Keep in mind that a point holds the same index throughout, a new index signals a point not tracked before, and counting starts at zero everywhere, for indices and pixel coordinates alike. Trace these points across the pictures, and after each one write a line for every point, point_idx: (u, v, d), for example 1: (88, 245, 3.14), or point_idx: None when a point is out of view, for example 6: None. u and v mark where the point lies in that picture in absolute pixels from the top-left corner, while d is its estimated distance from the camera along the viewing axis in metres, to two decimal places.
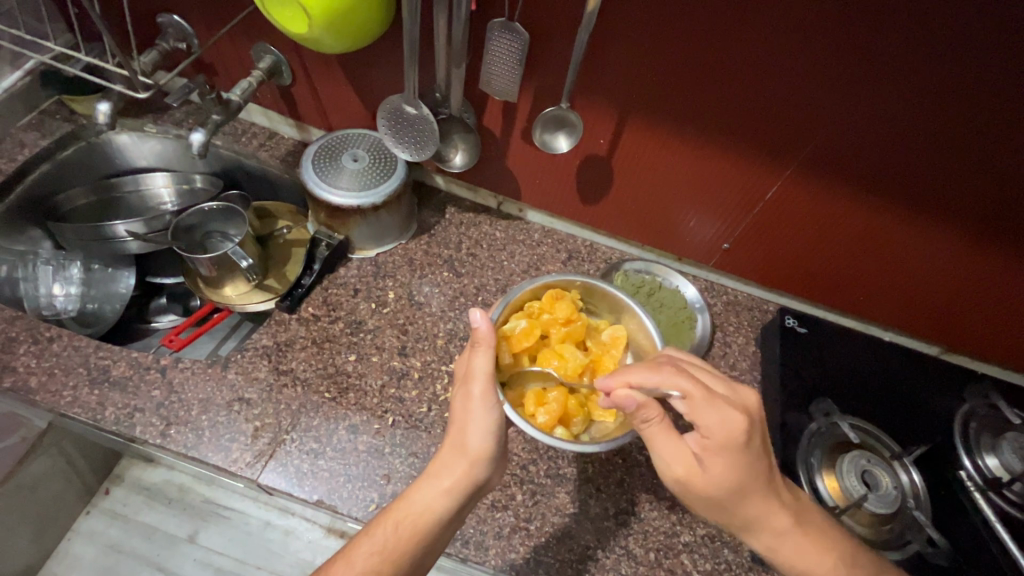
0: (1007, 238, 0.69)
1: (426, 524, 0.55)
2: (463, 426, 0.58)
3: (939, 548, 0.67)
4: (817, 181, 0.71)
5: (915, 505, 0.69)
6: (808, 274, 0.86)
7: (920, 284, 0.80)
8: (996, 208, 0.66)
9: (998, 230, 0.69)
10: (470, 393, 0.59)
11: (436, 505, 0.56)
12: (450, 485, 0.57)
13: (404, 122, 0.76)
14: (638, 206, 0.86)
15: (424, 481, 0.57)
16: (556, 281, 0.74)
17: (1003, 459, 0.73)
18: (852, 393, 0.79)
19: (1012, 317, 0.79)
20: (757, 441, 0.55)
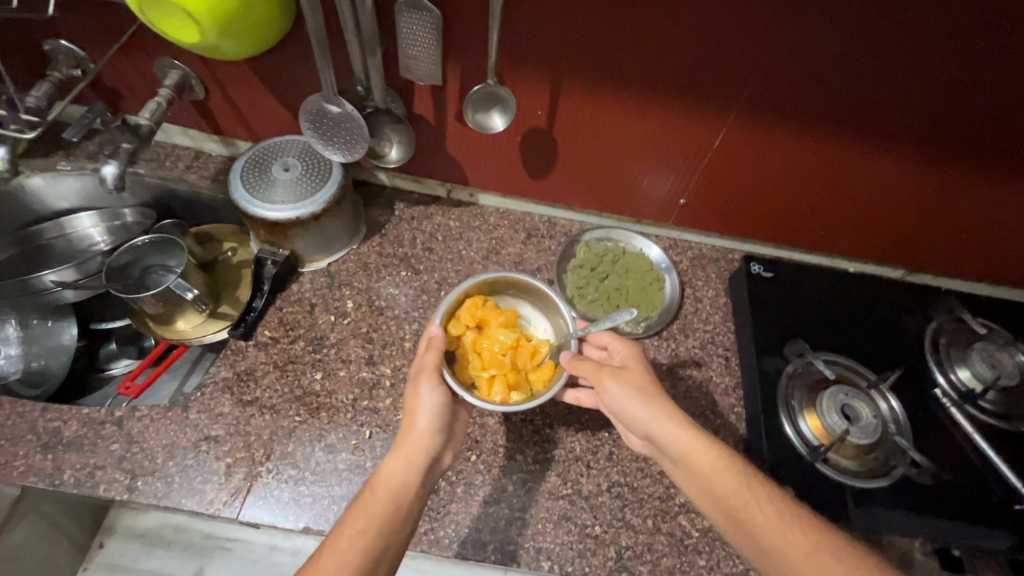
0: (959, 155, 0.69)
1: (399, 490, 0.55)
2: (413, 410, 0.60)
3: (924, 469, 0.68)
4: (767, 124, 0.70)
5: (895, 430, 0.70)
6: (770, 217, 0.85)
7: (877, 210, 0.80)
8: (946, 126, 0.66)
9: (950, 148, 0.68)
10: (420, 380, 0.61)
11: (400, 478, 0.56)
12: (413, 453, 0.58)
13: (330, 123, 0.71)
14: (588, 173, 0.83)
15: (393, 454, 0.58)
16: (472, 284, 0.68)
17: (974, 370, 0.74)
18: (824, 328, 0.79)
19: (970, 231, 0.80)
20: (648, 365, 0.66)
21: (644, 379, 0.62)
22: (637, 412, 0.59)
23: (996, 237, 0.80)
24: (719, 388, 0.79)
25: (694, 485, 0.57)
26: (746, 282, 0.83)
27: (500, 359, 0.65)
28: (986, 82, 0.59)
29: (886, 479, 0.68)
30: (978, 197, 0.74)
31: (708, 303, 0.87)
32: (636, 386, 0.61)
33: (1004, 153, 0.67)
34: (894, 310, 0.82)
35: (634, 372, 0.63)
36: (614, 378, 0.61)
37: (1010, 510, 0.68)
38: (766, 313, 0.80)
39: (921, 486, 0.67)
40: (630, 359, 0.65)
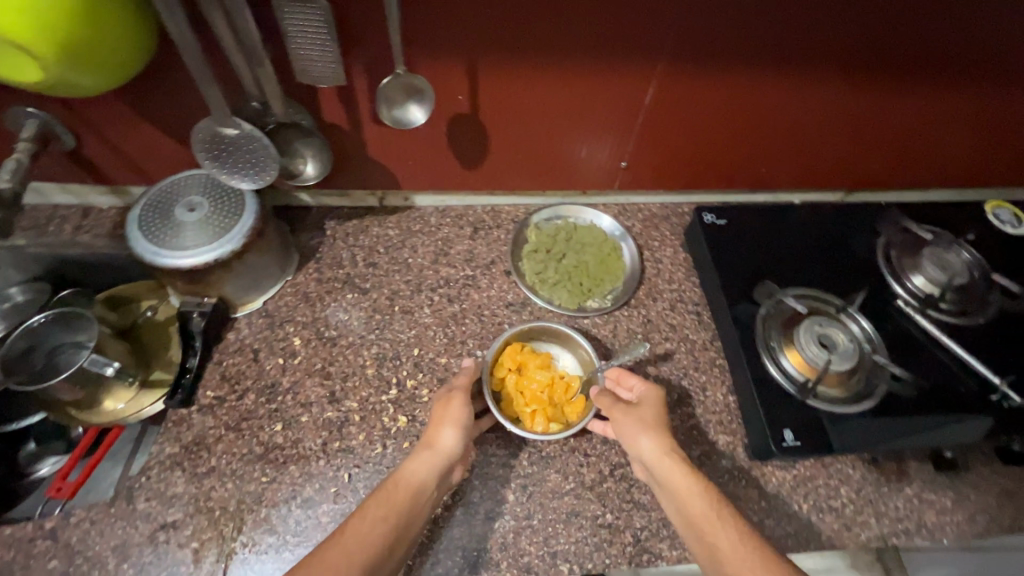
0: (884, 70, 0.69)
1: (417, 491, 0.56)
2: (439, 423, 0.61)
3: (904, 381, 0.69)
4: (699, 70, 0.67)
5: (871, 349, 0.71)
6: (713, 163, 0.84)
7: (811, 139, 0.80)
8: (871, 43, 0.65)
9: (876, 64, 0.68)
10: (450, 402, 0.62)
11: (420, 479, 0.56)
12: (436, 457, 0.58)
13: (230, 149, 0.63)
14: (524, 153, 0.79)
15: (417, 454, 0.59)
16: (513, 334, 0.71)
17: (928, 275, 0.76)
18: (788, 263, 0.78)
19: (900, 142, 0.82)
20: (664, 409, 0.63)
21: (655, 418, 0.62)
22: (639, 444, 0.60)
23: (923, 144, 0.82)
24: (697, 344, 0.78)
25: (675, 513, 0.56)
26: (702, 233, 0.81)
27: (539, 395, 0.67)
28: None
29: (874, 399, 0.68)
30: (904, 108, 0.76)
31: (669, 262, 0.85)
32: (640, 423, 0.61)
33: (925, 61, 0.68)
34: (848, 231, 0.82)
35: (645, 411, 0.62)
36: (623, 416, 0.63)
37: (985, 401, 0.70)
38: (730, 260, 0.78)
39: (905, 398, 0.69)
40: (648, 400, 0.64)
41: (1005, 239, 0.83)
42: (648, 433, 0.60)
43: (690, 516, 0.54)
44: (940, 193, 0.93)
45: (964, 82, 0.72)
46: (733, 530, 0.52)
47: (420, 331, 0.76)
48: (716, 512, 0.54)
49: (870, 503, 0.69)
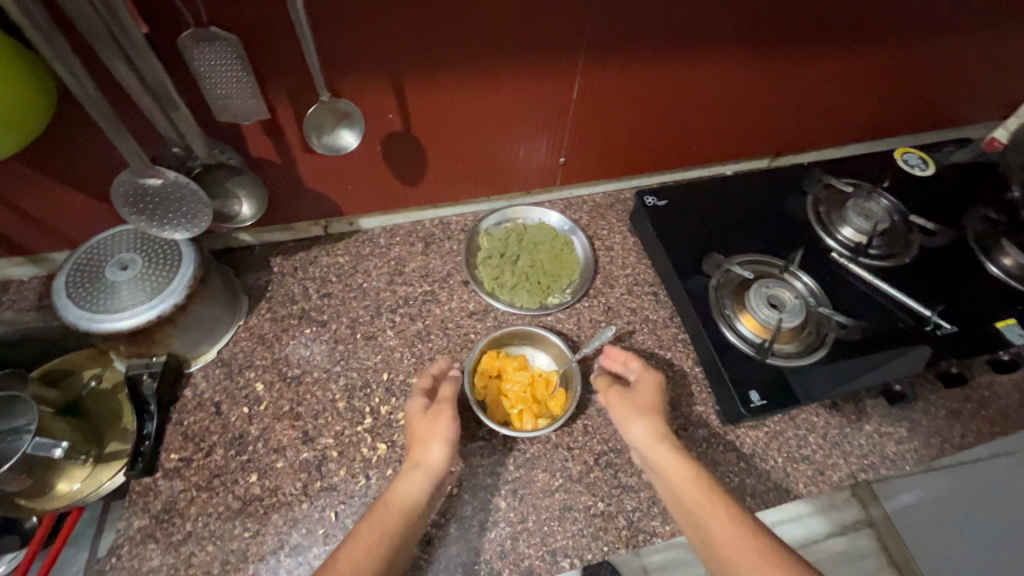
0: (789, 38, 0.74)
1: (409, 508, 0.55)
2: (425, 438, 0.60)
3: (849, 327, 0.74)
4: (622, 56, 0.69)
5: (815, 302, 0.76)
6: (648, 146, 0.87)
7: (733, 112, 0.84)
8: (770, 16, 0.70)
9: (780, 33, 0.73)
10: (436, 415, 0.62)
11: (411, 497, 0.56)
12: (427, 474, 0.58)
13: (157, 200, 0.60)
14: (463, 162, 0.79)
15: (407, 471, 0.58)
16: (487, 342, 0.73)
17: (855, 226, 0.82)
18: (730, 232, 0.82)
19: (813, 104, 0.87)
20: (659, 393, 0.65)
21: (650, 401, 0.64)
22: (632, 430, 0.62)
23: (834, 103, 0.88)
24: (659, 323, 0.81)
25: (666, 492, 0.58)
26: (646, 216, 0.83)
27: (523, 395, 0.69)
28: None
29: (825, 347, 0.73)
30: (812, 71, 0.81)
31: (619, 248, 0.88)
32: (634, 410, 0.63)
33: (823, 25, 0.73)
34: (779, 193, 0.87)
35: (641, 398, 0.64)
36: (617, 398, 0.65)
37: (922, 333, 0.75)
38: (676, 238, 0.81)
39: (853, 343, 0.73)
40: (646, 383, 0.66)
41: (916, 181, 0.90)
42: (640, 418, 0.62)
43: (680, 496, 0.56)
44: (856, 147, 0.99)
45: (860, 40, 0.77)
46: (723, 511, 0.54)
47: (387, 354, 0.75)
48: (709, 494, 0.55)
49: (837, 445, 0.73)
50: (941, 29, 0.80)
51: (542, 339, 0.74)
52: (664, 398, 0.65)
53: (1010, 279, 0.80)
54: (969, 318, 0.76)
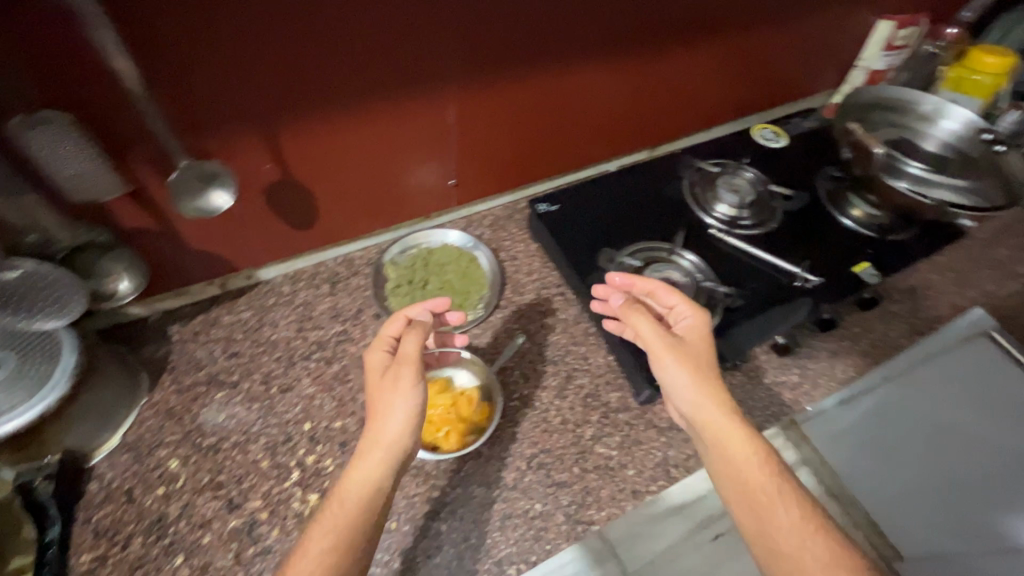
0: (637, 42, 0.81)
1: (373, 497, 0.54)
2: (384, 413, 0.57)
3: (733, 295, 0.81)
4: (490, 73, 0.73)
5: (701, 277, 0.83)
6: (536, 154, 0.91)
7: (606, 114, 0.90)
8: (615, 26, 0.76)
9: (628, 40, 0.79)
10: (397, 381, 0.59)
11: (375, 481, 0.55)
12: (391, 454, 0.56)
13: (19, 295, 0.57)
14: (356, 199, 0.80)
15: (364, 453, 0.56)
16: None
17: (725, 202, 0.90)
18: (620, 224, 0.88)
19: (675, 97, 0.95)
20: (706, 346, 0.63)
21: (707, 360, 0.62)
22: (685, 388, 0.60)
23: (693, 94, 0.97)
24: (570, 321, 0.84)
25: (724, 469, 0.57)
26: (541, 222, 0.88)
27: (448, 417, 0.70)
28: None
29: (717, 317, 0.79)
30: (668, 66, 0.88)
31: (524, 256, 0.91)
32: (693, 364, 0.61)
33: (663, 27, 0.81)
34: (659, 181, 0.94)
35: (695, 350, 0.62)
36: (671, 348, 0.62)
37: (792, 288, 0.83)
38: (571, 237, 0.86)
39: (739, 308, 0.80)
40: (694, 333, 0.64)
41: (772, 153, 1.00)
42: (706, 384, 0.60)
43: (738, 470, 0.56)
44: (724, 130, 1.08)
45: (701, 32, 0.86)
46: (794, 508, 0.53)
47: (307, 402, 0.74)
48: (776, 478, 0.55)
49: (741, 401, 0.80)
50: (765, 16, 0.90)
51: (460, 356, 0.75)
52: (714, 351, 0.64)
53: (861, 227, 0.91)
54: (829, 268, 0.86)
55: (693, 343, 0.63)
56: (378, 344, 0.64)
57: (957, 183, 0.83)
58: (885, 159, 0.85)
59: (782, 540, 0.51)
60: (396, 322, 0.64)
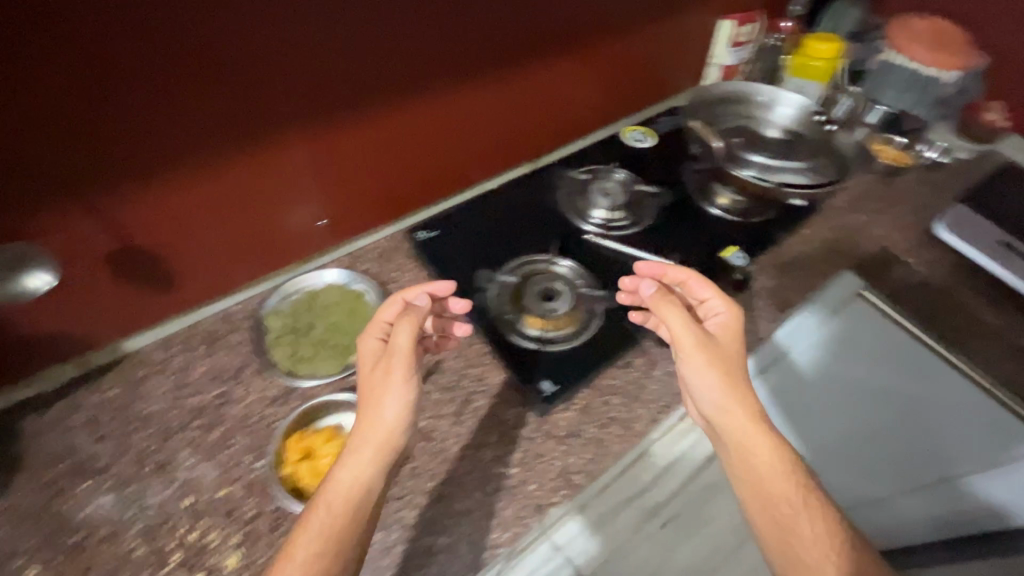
0: (482, 65, 0.84)
1: (361, 494, 0.57)
2: (378, 401, 0.62)
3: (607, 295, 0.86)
4: (344, 107, 0.74)
5: (577, 283, 0.86)
6: (416, 181, 0.91)
7: (475, 135, 0.92)
8: (454, 52, 0.79)
9: (472, 63, 0.82)
10: (392, 368, 0.63)
11: (365, 479, 0.58)
12: (382, 452, 0.59)
13: None
14: (223, 254, 0.78)
15: (356, 447, 0.59)
16: (290, 426, 0.73)
17: (598, 207, 0.94)
18: (498, 240, 0.90)
19: (539, 110, 0.98)
20: (735, 344, 0.68)
21: (734, 360, 0.66)
22: (713, 384, 0.64)
23: (556, 105, 1.01)
24: (464, 344, 0.84)
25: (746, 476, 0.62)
26: (422, 250, 0.90)
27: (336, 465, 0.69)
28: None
29: (594, 318, 0.84)
30: (525, 81, 0.92)
31: (413, 284, 0.90)
32: (723, 360, 0.65)
33: (503, 48, 0.84)
34: (533, 193, 0.97)
35: (728, 348, 0.67)
36: (705, 340, 0.66)
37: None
38: (451, 261, 0.88)
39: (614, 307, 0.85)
40: (727, 330, 0.68)
41: (642, 153, 1.05)
42: (734, 387, 0.64)
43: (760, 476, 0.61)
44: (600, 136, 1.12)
45: (546, 47, 0.90)
46: (819, 524, 0.59)
47: (187, 477, 0.69)
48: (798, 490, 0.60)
49: (636, 396, 0.81)
50: (609, 27, 0.97)
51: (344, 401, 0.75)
52: (742, 349, 0.68)
53: (728, 214, 0.97)
54: (700, 257, 0.91)
55: (725, 339, 0.68)
56: (373, 327, 0.68)
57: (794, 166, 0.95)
58: (726, 152, 1.01)
59: (807, 553, 0.57)
60: (394, 304, 0.69)
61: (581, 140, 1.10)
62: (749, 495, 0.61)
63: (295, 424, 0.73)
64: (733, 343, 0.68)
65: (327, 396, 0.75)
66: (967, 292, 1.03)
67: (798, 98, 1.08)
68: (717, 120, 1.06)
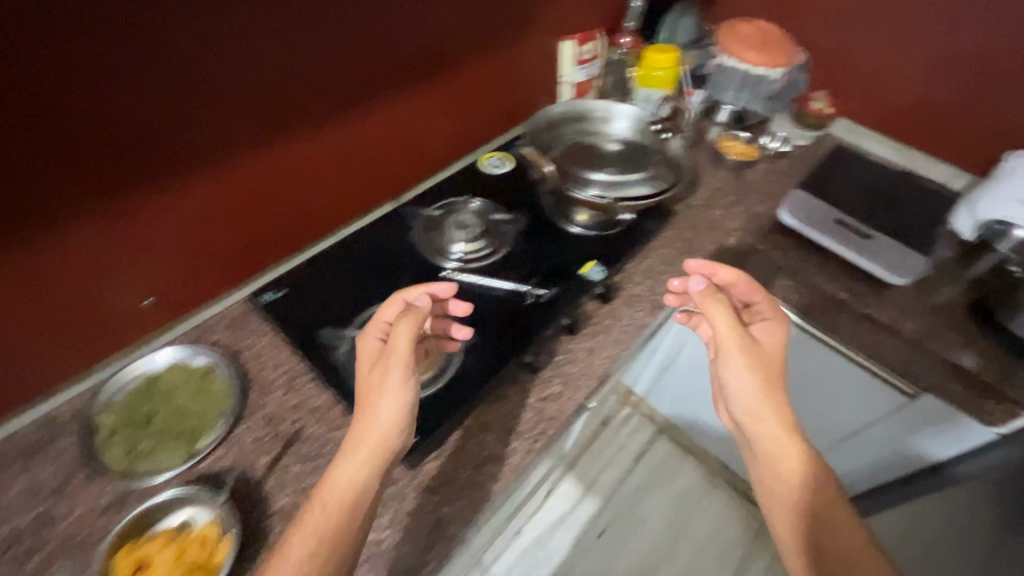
0: (314, 116, 0.84)
1: (354, 493, 0.63)
2: (376, 402, 0.67)
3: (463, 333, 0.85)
4: (213, 155, 0.75)
5: None
6: (300, 220, 0.93)
7: (320, 183, 0.92)
8: (278, 109, 0.79)
9: (302, 116, 0.82)
10: (389, 367, 0.68)
11: (360, 478, 0.64)
12: (378, 453, 0.65)
13: None
14: (41, 349, 0.72)
15: (354, 447, 0.65)
16: (119, 538, 0.64)
17: (456, 241, 0.93)
18: (352, 291, 0.89)
19: (387, 151, 0.99)
20: (782, 357, 0.83)
21: (774, 367, 0.81)
22: (748, 385, 0.79)
23: (405, 144, 1.01)
24: (325, 407, 0.79)
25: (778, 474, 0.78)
26: (268, 312, 0.87)
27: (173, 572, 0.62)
28: (323, 35, 0.78)
29: (451, 360, 0.82)
30: (386, 118, 0.95)
31: (268, 349, 0.85)
32: (763, 366, 0.80)
33: (334, 97, 0.85)
34: (386, 237, 0.97)
35: (768, 355, 0.82)
36: (744, 348, 0.80)
37: (527, 307, 0.88)
38: (302, 321, 0.85)
39: (472, 344, 0.85)
40: (774, 346, 0.83)
41: (497, 180, 1.07)
42: (768, 391, 0.79)
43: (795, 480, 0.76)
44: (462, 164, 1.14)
45: (382, 92, 0.91)
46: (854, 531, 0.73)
47: None
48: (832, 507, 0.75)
49: (508, 428, 0.80)
50: (446, 64, 0.98)
51: (185, 496, 0.68)
52: (781, 359, 0.83)
53: (588, 230, 1.00)
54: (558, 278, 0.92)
55: (769, 351, 0.83)
56: (373, 327, 0.73)
57: (637, 177, 0.94)
58: (561, 177, 0.94)
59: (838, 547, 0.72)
60: (394, 305, 0.74)
61: (437, 175, 1.11)
62: (784, 500, 0.77)
63: (125, 533, 0.65)
64: (776, 357, 0.82)
65: (166, 493, 0.67)
66: (815, 269, 1.10)
67: (633, 110, 1.03)
68: (551, 143, 1.00)
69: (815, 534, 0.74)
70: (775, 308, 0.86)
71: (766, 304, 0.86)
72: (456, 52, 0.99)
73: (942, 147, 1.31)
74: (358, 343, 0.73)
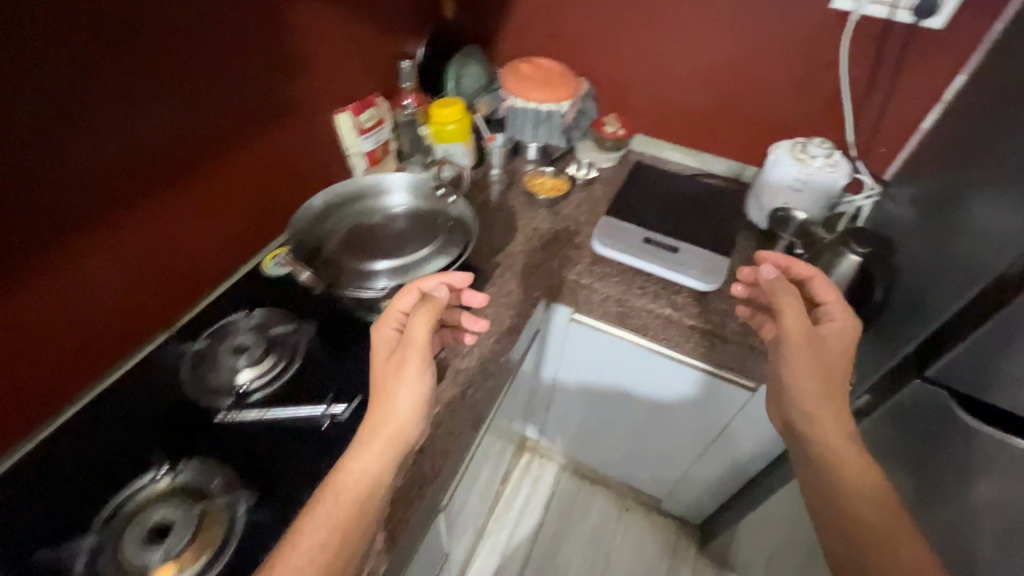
0: (63, 239, 0.72)
1: (366, 482, 0.67)
2: (394, 386, 0.73)
3: (237, 491, 0.72)
4: (44, 257, 0.70)
5: (197, 494, 0.71)
6: (63, 364, 0.78)
7: (83, 315, 0.78)
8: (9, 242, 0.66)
9: (44, 244, 0.69)
10: (408, 358, 0.74)
11: (373, 468, 0.68)
12: (391, 443, 0.70)
13: None
14: None
15: (373, 431, 0.70)
16: None
17: (230, 375, 0.83)
18: (103, 471, 0.75)
19: (161, 259, 0.87)
20: (846, 346, 0.90)
21: (835, 359, 0.88)
22: (806, 380, 0.87)
23: (181, 249, 0.90)
24: None
25: (836, 478, 0.81)
26: None
27: None
28: (85, 141, 0.70)
29: (225, 528, 0.68)
30: (154, 223, 0.84)
31: None
32: (824, 361, 0.88)
33: (86, 214, 0.73)
34: (149, 389, 0.85)
35: (829, 347, 0.89)
36: (807, 340, 0.88)
37: (321, 435, 0.78)
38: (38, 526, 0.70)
39: (251, 501, 0.71)
40: (837, 333, 0.91)
41: (279, 289, 0.99)
42: (831, 387, 0.86)
43: (849, 478, 0.80)
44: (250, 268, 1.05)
45: (142, 197, 0.80)
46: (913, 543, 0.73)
47: None
48: (892, 517, 0.76)
49: None
50: (214, 154, 0.90)
51: None
52: (846, 350, 0.89)
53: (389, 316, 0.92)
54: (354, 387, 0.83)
55: (831, 342, 0.90)
56: (388, 318, 0.80)
57: (420, 255, 0.88)
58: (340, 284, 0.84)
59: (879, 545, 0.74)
60: (410, 295, 0.80)
61: (224, 286, 1.01)
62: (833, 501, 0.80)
63: None
64: (841, 348, 0.89)
65: None
66: (637, 292, 1.11)
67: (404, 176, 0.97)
68: (328, 232, 0.91)
69: (869, 542, 0.75)
70: (848, 311, 0.93)
71: (834, 305, 0.93)
72: (223, 140, 0.91)
73: (723, 147, 1.41)
74: (376, 331, 0.79)
